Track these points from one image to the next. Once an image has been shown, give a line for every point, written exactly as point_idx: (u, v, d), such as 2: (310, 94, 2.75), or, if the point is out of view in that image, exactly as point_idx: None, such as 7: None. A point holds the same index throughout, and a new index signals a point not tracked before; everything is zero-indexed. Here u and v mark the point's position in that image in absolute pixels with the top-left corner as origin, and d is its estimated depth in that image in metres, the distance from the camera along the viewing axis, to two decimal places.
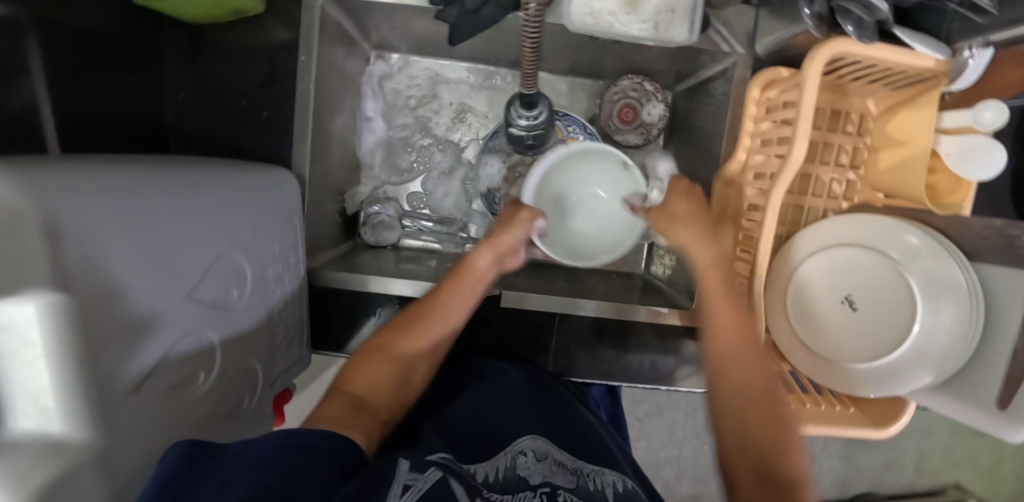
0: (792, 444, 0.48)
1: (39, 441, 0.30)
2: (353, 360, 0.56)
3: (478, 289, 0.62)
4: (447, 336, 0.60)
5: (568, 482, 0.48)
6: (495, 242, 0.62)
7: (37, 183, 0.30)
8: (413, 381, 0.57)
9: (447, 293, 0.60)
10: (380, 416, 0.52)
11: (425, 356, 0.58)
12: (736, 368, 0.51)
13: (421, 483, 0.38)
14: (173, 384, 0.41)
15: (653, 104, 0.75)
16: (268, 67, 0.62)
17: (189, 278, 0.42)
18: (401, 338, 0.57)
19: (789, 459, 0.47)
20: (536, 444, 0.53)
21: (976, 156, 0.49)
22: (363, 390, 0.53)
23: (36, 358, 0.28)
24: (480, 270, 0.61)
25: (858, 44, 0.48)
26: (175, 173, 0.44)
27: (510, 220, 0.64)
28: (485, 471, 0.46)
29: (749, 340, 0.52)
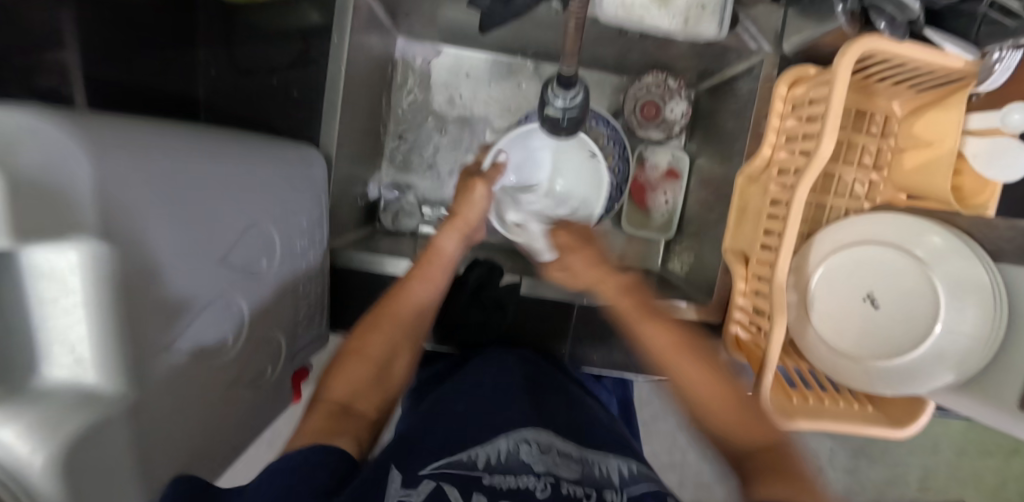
0: (764, 423, 0.48)
1: (73, 388, 0.31)
2: (331, 367, 0.56)
3: (446, 273, 0.63)
4: (418, 325, 0.61)
5: (573, 473, 0.46)
6: (458, 224, 0.64)
7: (90, 135, 0.31)
8: (393, 374, 0.58)
9: (414, 284, 0.61)
10: (367, 417, 0.53)
11: (399, 348, 0.59)
12: (683, 370, 0.53)
13: (413, 498, 0.40)
14: (204, 347, 0.43)
15: (676, 102, 0.77)
16: (301, 47, 0.63)
17: (222, 241, 0.43)
18: (372, 335, 0.58)
19: (750, 420, 0.48)
20: (541, 435, 0.50)
21: (1003, 158, 0.49)
22: (347, 397, 0.53)
23: (74, 307, 0.30)
24: (444, 253, 0.63)
25: (887, 41, 0.48)
26: (213, 140, 0.45)
27: (467, 196, 0.66)
28: (486, 456, 0.46)
29: (684, 342, 0.54)
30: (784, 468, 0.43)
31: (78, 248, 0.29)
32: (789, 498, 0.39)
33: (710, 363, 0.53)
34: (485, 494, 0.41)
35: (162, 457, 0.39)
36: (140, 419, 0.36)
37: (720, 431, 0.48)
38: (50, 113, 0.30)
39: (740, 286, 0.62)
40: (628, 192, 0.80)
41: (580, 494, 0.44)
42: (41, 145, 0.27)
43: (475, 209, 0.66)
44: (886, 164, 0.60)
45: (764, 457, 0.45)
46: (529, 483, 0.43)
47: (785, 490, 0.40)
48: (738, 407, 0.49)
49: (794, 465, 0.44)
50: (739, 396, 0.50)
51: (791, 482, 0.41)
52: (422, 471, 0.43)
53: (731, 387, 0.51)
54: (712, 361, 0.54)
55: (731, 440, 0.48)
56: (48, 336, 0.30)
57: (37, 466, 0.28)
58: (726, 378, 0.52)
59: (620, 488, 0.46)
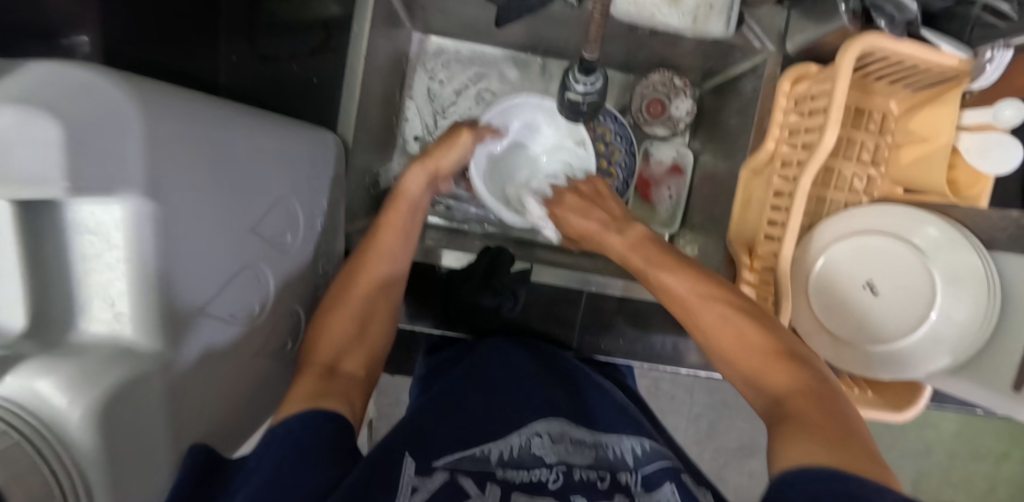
0: (830, 402, 0.42)
1: (111, 343, 0.33)
2: (310, 328, 0.54)
3: (416, 217, 0.61)
4: (394, 278, 0.59)
5: (585, 459, 0.46)
6: (429, 165, 0.63)
7: (145, 95, 0.33)
8: (374, 330, 0.56)
9: (385, 233, 0.59)
10: (356, 378, 0.52)
11: (377, 302, 0.57)
12: (717, 329, 0.49)
13: (428, 484, 0.40)
14: (237, 314, 0.44)
15: (681, 100, 0.80)
16: (323, 36, 0.66)
17: (253, 213, 0.45)
18: (350, 292, 0.56)
19: (783, 369, 0.45)
20: (552, 425, 0.49)
21: (996, 151, 0.53)
22: (333, 356, 0.52)
23: (116, 263, 0.32)
24: (412, 192, 0.61)
25: (887, 39, 0.51)
26: (245, 114, 0.46)
27: (450, 139, 0.65)
28: (499, 448, 0.46)
29: (737, 303, 0.50)
30: (817, 416, 0.40)
31: (123, 205, 0.31)
32: (817, 453, 0.36)
33: (740, 311, 0.49)
34: (499, 485, 0.42)
35: (194, 419, 0.40)
36: (177, 379, 0.37)
37: (754, 380, 0.46)
38: (105, 72, 0.31)
39: (745, 275, 0.63)
40: (634, 187, 0.82)
41: (594, 478, 0.44)
42: (94, 104, 0.29)
43: (451, 154, 0.64)
44: (883, 160, 0.62)
45: (798, 405, 0.42)
46: (541, 476, 0.43)
47: (813, 446, 0.37)
48: (769, 358, 0.46)
49: (834, 411, 0.41)
50: (778, 347, 0.47)
51: (823, 436, 0.38)
52: (435, 462, 0.43)
53: (767, 336, 0.48)
54: (748, 309, 0.50)
55: (765, 388, 0.45)
56: (89, 289, 0.32)
57: (76, 416, 0.29)
58: (760, 327, 0.48)
59: (634, 470, 0.46)
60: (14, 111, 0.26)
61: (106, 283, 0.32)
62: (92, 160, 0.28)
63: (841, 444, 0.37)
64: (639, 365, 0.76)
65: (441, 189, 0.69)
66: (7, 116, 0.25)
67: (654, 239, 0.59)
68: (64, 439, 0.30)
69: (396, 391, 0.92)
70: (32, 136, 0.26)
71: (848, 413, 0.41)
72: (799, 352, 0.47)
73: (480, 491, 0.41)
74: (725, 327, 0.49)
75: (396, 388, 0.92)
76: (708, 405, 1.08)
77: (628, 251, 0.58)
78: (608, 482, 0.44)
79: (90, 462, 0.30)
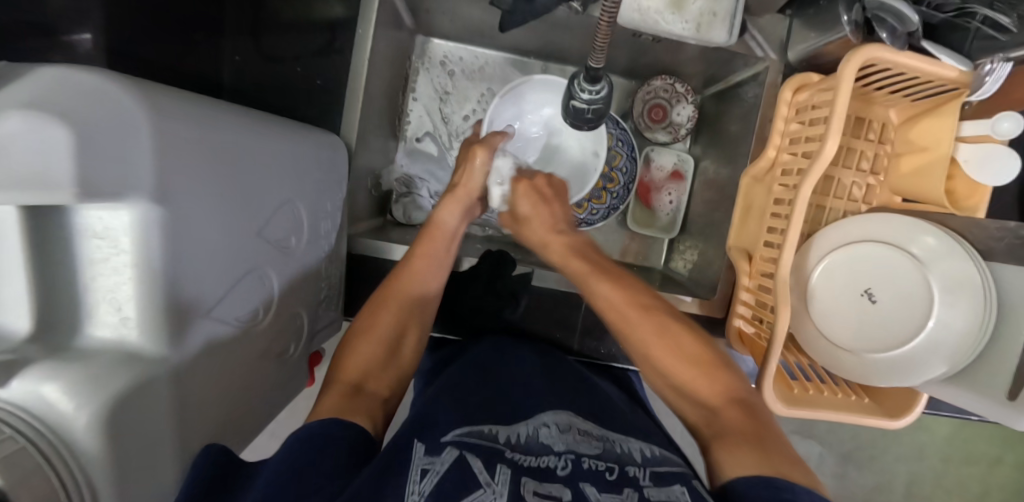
0: (761, 416, 0.46)
1: (117, 347, 0.33)
2: (340, 350, 0.54)
3: (449, 245, 0.63)
4: (425, 304, 0.60)
5: (594, 449, 0.47)
6: (459, 195, 0.64)
7: (152, 98, 0.33)
8: (403, 352, 0.56)
9: (416, 262, 0.60)
10: (380, 397, 0.51)
11: (407, 327, 0.58)
12: (652, 340, 0.52)
13: (439, 465, 0.41)
14: (242, 318, 0.44)
15: (682, 106, 0.80)
16: (327, 37, 0.67)
17: (259, 217, 0.45)
18: (380, 314, 0.57)
19: (709, 378, 0.50)
20: (560, 417, 0.50)
21: (993, 163, 0.54)
22: (359, 377, 0.52)
23: (122, 267, 0.32)
24: (445, 224, 0.63)
25: (888, 50, 0.51)
26: (252, 118, 0.46)
27: (467, 164, 0.66)
28: (506, 433, 0.48)
29: (665, 315, 0.53)
30: (743, 427, 0.45)
31: (130, 209, 0.31)
32: (752, 466, 0.40)
33: (668, 325, 0.53)
34: (508, 466, 0.42)
35: (199, 420, 0.40)
36: (182, 381, 0.37)
37: (685, 391, 0.50)
38: (113, 75, 0.31)
39: (745, 282, 0.64)
40: (636, 192, 0.82)
41: (602, 467, 0.44)
42: (104, 110, 0.29)
43: (476, 179, 0.65)
44: (882, 169, 0.63)
45: (728, 417, 0.46)
46: (550, 462, 0.44)
47: (746, 456, 0.41)
48: (700, 369, 0.50)
49: (757, 422, 0.46)
50: (709, 358, 0.51)
51: (754, 445, 0.42)
52: (444, 439, 0.45)
53: (700, 348, 0.51)
54: (677, 321, 0.53)
55: (697, 399, 0.49)
56: (95, 292, 0.32)
57: (82, 420, 0.30)
58: (688, 339, 0.52)
59: (643, 465, 0.46)
60: (27, 117, 0.26)
61: (114, 288, 0.32)
62: (101, 166, 0.28)
63: (767, 454, 0.41)
64: (640, 370, 0.76)
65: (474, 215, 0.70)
66: (18, 122, 0.26)
67: (586, 247, 0.62)
68: (70, 443, 0.30)
69: (395, 391, 0.92)
70: (43, 141, 0.26)
71: (768, 421, 0.46)
72: (724, 360, 0.52)
73: (489, 475, 0.41)
74: (660, 341, 0.52)
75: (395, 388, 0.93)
76: None
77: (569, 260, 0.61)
78: (616, 473, 0.44)
79: (94, 466, 0.31)
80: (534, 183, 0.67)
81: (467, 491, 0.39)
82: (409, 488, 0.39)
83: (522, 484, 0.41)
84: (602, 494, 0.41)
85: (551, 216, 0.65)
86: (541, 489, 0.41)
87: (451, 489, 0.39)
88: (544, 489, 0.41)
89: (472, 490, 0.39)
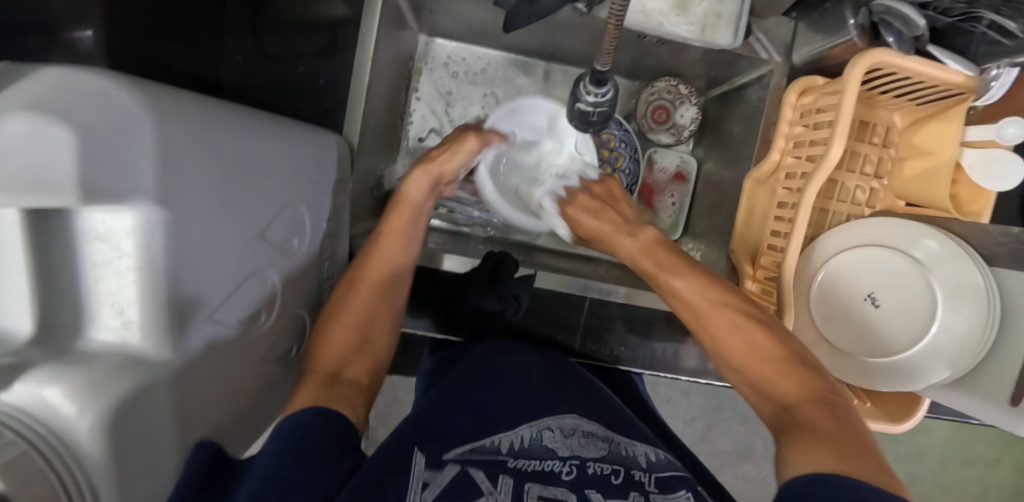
0: (845, 414, 0.42)
1: (119, 351, 0.33)
2: (312, 338, 0.53)
3: (419, 222, 0.61)
4: (395, 281, 0.59)
5: (598, 452, 0.47)
6: (430, 169, 0.63)
7: (155, 100, 0.33)
8: (377, 338, 0.56)
9: (388, 241, 0.59)
10: (358, 384, 0.51)
11: (379, 312, 0.57)
12: (729, 334, 0.50)
13: (439, 477, 0.41)
14: (244, 320, 0.44)
15: (686, 107, 0.79)
16: (329, 38, 0.66)
17: (261, 219, 0.45)
18: (352, 301, 0.55)
19: (794, 376, 0.46)
20: (565, 421, 0.50)
21: (997, 167, 0.53)
22: (336, 364, 0.51)
23: (125, 270, 0.32)
24: (413, 198, 0.62)
25: (893, 54, 0.51)
26: (254, 119, 0.46)
27: (456, 145, 0.65)
28: (510, 441, 0.47)
29: (747, 307, 0.51)
30: (825, 424, 0.41)
31: (133, 212, 0.31)
32: (831, 465, 0.36)
33: (750, 318, 0.50)
34: (511, 475, 0.43)
35: (201, 425, 0.40)
36: (184, 386, 0.37)
37: (764, 389, 0.47)
38: (116, 77, 0.31)
39: (747, 285, 0.64)
40: (639, 193, 0.82)
41: (607, 472, 0.44)
42: (105, 112, 0.29)
43: (455, 157, 0.65)
44: (886, 173, 0.63)
45: (807, 412, 0.43)
46: (554, 467, 0.44)
47: (819, 452, 0.38)
48: (781, 365, 0.47)
49: (840, 418, 0.42)
50: (786, 355, 0.48)
51: (832, 445, 0.38)
52: (446, 456, 0.44)
53: (778, 343, 0.49)
54: (762, 316, 0.51)
55: (778, 396, 0.46)
56: (98, 296, 0.32)
57: (84, 425, 0.29)
58: (770, 334, 0.49)
59: (647, 470, 0.46)
60: (29, 119, 0.26)
61: (116, 291, 0.32)
62: (102, 168, 0.28)
63: (849, 455, 0.37)
64: (642, 372, 0.76)
65: (444, 193, 0.69)
66: (19, 125, 0.25)
67: (662, 239, 0.61)
68: (73, 448, 0.30)
69: (395, 391, 0.92)
70: (45, 144, 0.26)
71: (855, 422, 0.42)
72: (808, 360, 0.48)
73: (492, 485, 0.41)
74: (736, 335, 0.50)
75: (396, 388, 0.92)
76: (705, 410, 1.08)
77: (641, 258, 0.60)
78: (621, 477, 0.44)
79: (96, 471, 0.30)
80: (596, 191, 0.68)
81: (471, 497, 0.40)
82: (410, 497, 0.39)
83: (524, 491, 0.41)
84: (606, 501, 0.42)
85: (623, 221, 0.64)
86: (545, 493, 0.41)
87: (454, 500, 0.40)
88: (548, 493, 0.42)
89: (477, 498, 0.40)
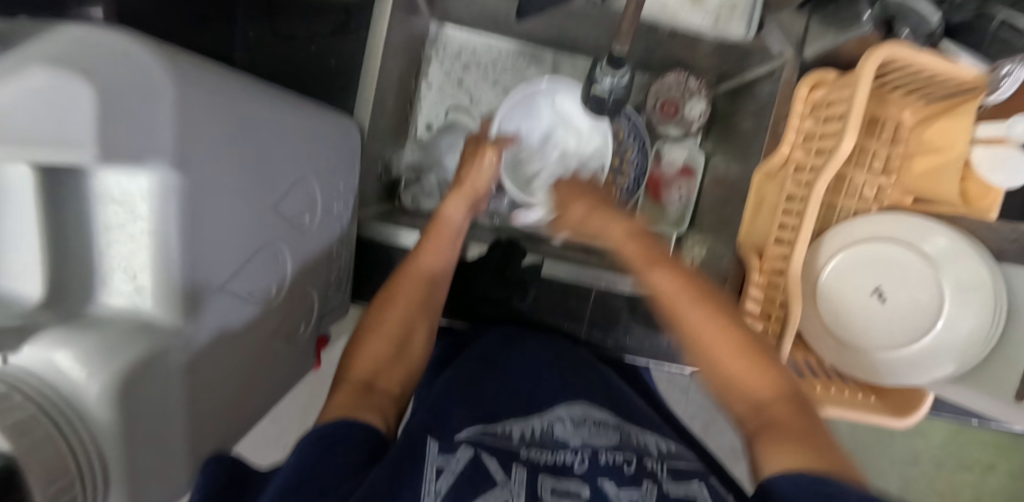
0: (810, 417, 0.44)
1: (131, 317, 0.32)
2: (350, 348, 0.53)
3: (456, 238, 0.63)
4: (434, 293, 0.59)
5: (610, 440, 0.47)
6: (466, 189, 0.65)
7: (173, 60, 0.32)
8: (413, 346, 0.55)
9: (424, 254, 0.60)
10: (393, 395, 0.50)
11: (416, 322, 0.56)
12: (697, 325, 0.49)
13: (454, 464, 0.41)
14: (254, 294, 0.43)
15: (695, 101, 0.80)
16: (342, 19, 0.67)
17: (275, 192, 0.44)
18: (388, 311, 0.56)
19: (763, 375, 0.46)
20: (575, 409, 0.50)
21: (1009, 163, 0.53)
22: (371, 372, 0.51)
23: (140, 235, 0.31)
24: (452, 216, 0.63)
25: (908, 47, 0.51)
26: (268, 92, 0.45)
27: (474, 163, 0.68)
28: (521, 429, 0.47)
29: (711, 295, 0.50)
30: (798, 427, 0.42)
31: (150, 175, 0.30)
32: (804, 465, 0.38)
33: (718, 311, 0.49)
34: (524, 467, 0.43)
35: (211, 397, 0.40)
36: (195, 358, 0.36)
37: (733, 386, 0.47)
38: (137, 36, 0.30)
39: (755, 277, 0.64)
40: (645, 186, 0.82)
41: (620, 462, 0.44)
42: (127, 71, 0.28)
43: (482, 175, 0.67)
44: (894, 170, 0.63)
45: (779, 412, 0.44)
46: (567, 459, 0.44)
47: (794, 451, 0.40)
48: (751, 361, 0.47)
49: (814, 423, 0.43)
50: (753, 350, 0.47)
51: (805, 447, 0.40)
52: (458, 437, 0.44)
53: (745, 337, 0.48)
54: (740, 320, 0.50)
55: (746, 393, 0.46)
56: (112, 260, 0.31)
57: (93, 390, 0.29)
58: (745, 334, 0.48)
59: (660, 458, 0.46)
60: (49, 73, 0.25)
61: (131, 257, 0.31)
62: (125, 128, 0.28)
63: (816, 458, 0.39)
64: (646, 363, 0.76)
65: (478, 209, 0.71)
66: (38, 77, 0.25)
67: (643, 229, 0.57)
68: (82, 413, 0.29)
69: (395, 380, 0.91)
70: (66, 99, 0.25)
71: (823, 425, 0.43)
72: (773, 354, 0.49)
73: (506, 476, 0.41)
74: (710, 328, 0.48)
75: None
76: (704, 407, 1.08)
77: (624, 242, 0.55)
78: (634, 466, 0.44)
79: (106, 436, 0.30)
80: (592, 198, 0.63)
81: (484, 489, 0.40)
82: (425, 489, 0.40)
83: (539, 483, 0.42)
84: (620, 491, 0.42)
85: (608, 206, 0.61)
86: (559, 486, 0.42)
87: (467, 492, 0.40)
88: (562, 487, 0.42)
89: (489, 487, 0.40)
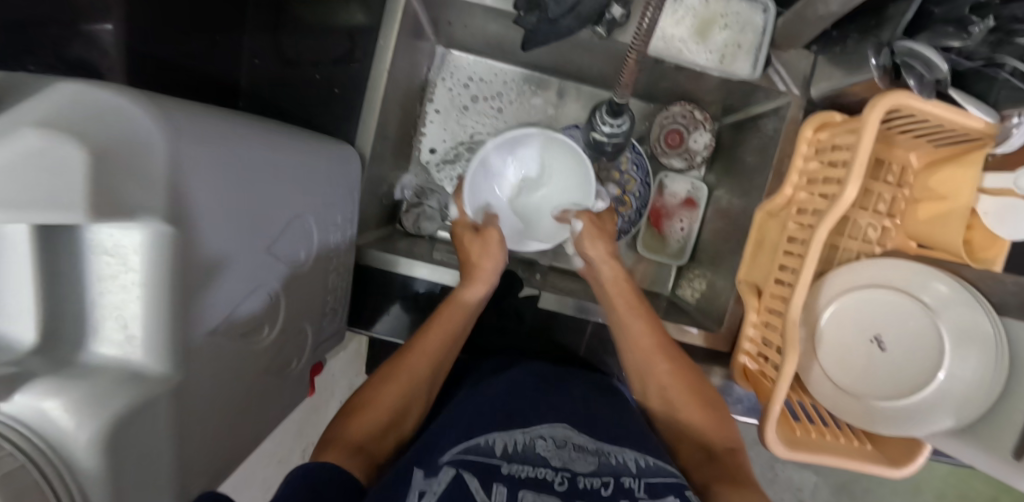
0: (737, 457, 0.54)
1: (121, 365, 0.32)
2: (343, 413, 0.53)
3: (466, 321, 0.63)
4: (437, 370, 0.59)
5: (589, 465, 0.46)
6: (480, 273, 0.65)
7: (173, 119, 0.33)
8: (407, 422, 0.55)
9: (431, 333, 0.60)
10: (379, 462, 0.50)
11: (415, 400, 0.56)
12: (660, 368, 0.60)
13: (435, 486, 0.40)
14: (243, 332, 0.43)
15: (699, 133, 0.79)
16: (349, 46, 0.68)
17: (270, 235, 0.45)
18: (388, 385, 0.55)
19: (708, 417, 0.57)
20: (555, 431, 0.50)
21: (1015, 218, 0.51)
22: (364, 438, 0.50)
23: (132, 285, 0.31)
24: (468, 298, 0.64)
25: (916, 98, 0.50)
26: (268, 130, 0.46)
27: (485, 244, 0.68)
28: (503, 443, 0.47)
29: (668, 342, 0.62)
30: (742, 472, 0.52)
31: (142, 229, 0.30)
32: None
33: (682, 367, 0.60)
34: (504, 483, 0.41)
35: (198, 434, 0.40)
36: (183, 396, 0.36)
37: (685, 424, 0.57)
38: (130, 91, 0.31)
39: (752, 316, 0.64)
40: (648, 216, 0.83)
41: (598, 484, 0.43)
42: (118, 127, 0.29)
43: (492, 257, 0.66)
44: (900, 212, 0.63)
45: (726, 459, 0.53)
46: (547, 476, 0.43)
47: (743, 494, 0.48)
48: (703, 408, 0.58)
49: (745, 470, 0.53)
50: (704, 397, 0.59)
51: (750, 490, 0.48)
52: (442, 459, 0.44)
53: (694, 386, 0.59)
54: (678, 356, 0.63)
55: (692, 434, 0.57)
56: (104, 310, 0.32)
57: (82, 439, 0.29)
58: (694, 384, 0.60)
59: (638, 475, 0.45)
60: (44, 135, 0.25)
61: (122, 309, 0.32)
62: (119, 189, 0.28)
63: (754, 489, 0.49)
64: None
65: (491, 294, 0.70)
66: (31, 139, 0.25)
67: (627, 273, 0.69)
68: (71, 462, 0.29)
69: None
70: (59, 159, 0.25)
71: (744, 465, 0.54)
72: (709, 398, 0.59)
73: (487, 495, 0.40)
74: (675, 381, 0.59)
75: None
76: None
77: (610, 277, 0.68)
78: (611, 488, 0.43)
79: (95, 487, 0.30)
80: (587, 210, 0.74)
81: None
82: None
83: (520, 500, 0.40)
84: None
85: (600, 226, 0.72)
86: None
87: None
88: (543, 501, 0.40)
89: None
